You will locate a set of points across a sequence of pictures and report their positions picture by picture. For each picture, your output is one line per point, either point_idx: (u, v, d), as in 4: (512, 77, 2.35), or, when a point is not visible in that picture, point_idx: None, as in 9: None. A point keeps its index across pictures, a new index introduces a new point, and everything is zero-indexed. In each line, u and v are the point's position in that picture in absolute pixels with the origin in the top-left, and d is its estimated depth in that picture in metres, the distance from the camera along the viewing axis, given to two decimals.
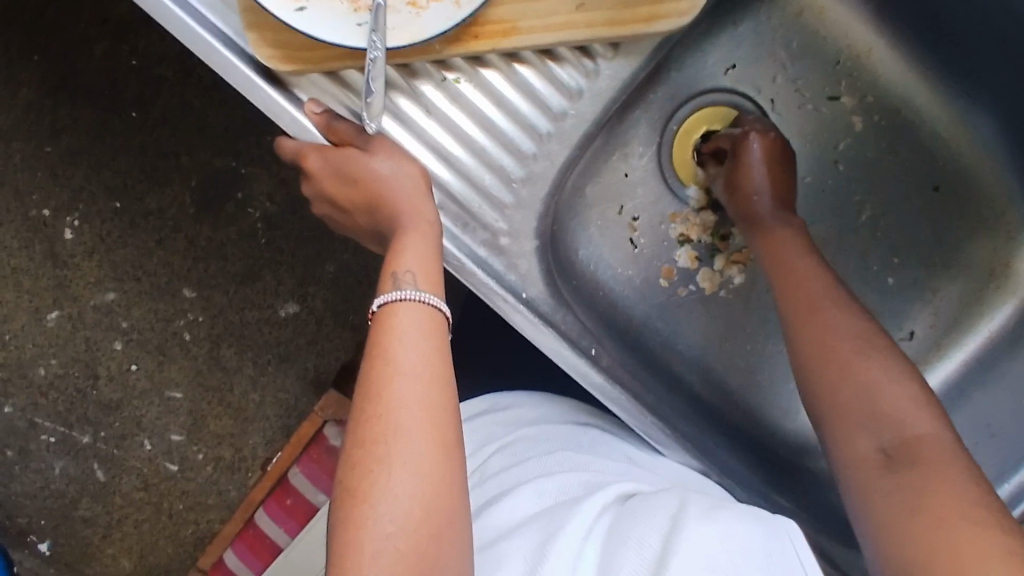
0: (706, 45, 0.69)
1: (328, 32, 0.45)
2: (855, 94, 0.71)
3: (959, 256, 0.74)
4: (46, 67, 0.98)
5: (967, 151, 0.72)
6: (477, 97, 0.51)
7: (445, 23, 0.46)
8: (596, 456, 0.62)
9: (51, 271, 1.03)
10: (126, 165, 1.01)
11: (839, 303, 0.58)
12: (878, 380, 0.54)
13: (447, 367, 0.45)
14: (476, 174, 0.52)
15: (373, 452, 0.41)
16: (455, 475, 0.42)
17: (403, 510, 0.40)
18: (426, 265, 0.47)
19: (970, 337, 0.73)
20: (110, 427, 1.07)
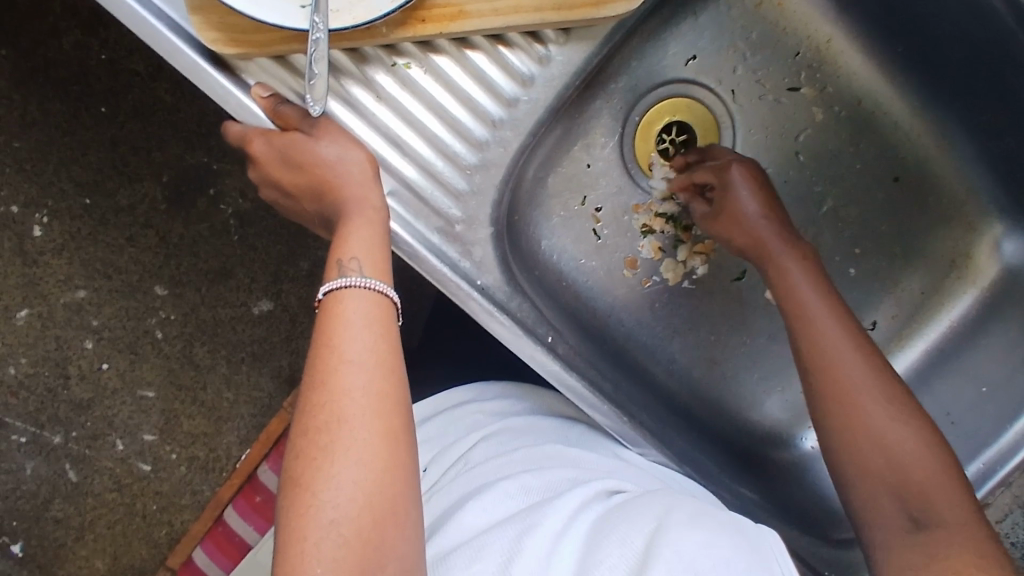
0: (667, 36, 0.69)
1: (271, 14, 0.44)
2: (815, 85, 0.72)
3: (921, 248, 0.74)
4: (15, 61, 0.96)
5: (926, 143, 0.72)
6: (428, 82, 0.51)
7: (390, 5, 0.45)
8: (583, 450, 0.61)
9: (20, 268, 1.01)
10: (97, 161, 1.00)
11: (858, 348, 0.58)
12: (907, 441, 0.55)
13: (396, 353, 0.44)
14: (428, 161, 0.52)
15: (316, 440, 0.40)
16: (402, 460, 0.41)
17: (348, 497, 0.39)
18: (373, 253, 0.46)
19: (931, 326, 0.74)
20: (82, 427, 1.06)
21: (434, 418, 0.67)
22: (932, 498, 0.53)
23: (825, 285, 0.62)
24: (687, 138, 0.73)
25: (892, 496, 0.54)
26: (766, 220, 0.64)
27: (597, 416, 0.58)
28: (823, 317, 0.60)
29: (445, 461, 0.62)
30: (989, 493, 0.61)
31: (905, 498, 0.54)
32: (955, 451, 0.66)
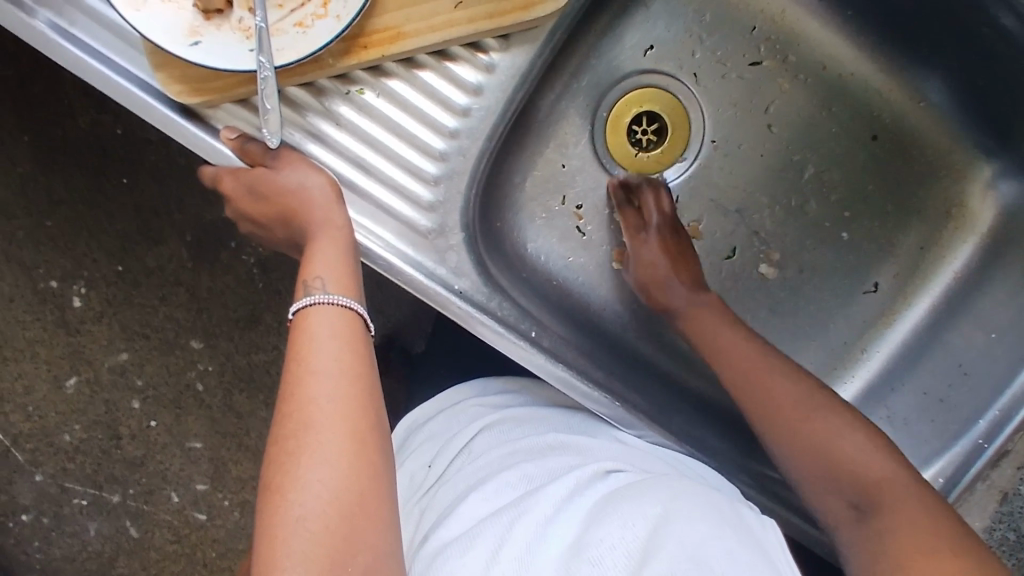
0: (622, 30, 0.71)
1: (225, 61, 0.48)
2: (777, 56, 0.72)
3: (914, 204, 0.74)
4: (38, 144, 1.04)
5: (899, 97, 0.72)
6: (383, 104, 0.53)
7: (329, 34, 0.49)
8: (580, 433, 0.62)
9: (64, 338, 1.08)
10: (124, 229, 1.06)
11: (773, 364, 0.63)
12: (837, 434, 0.59)
13: (362, 361, 0.46)
14: (392, 177, 0.54)
15: (286, 446, 0.42)
16: (372, 460, 0.43)
17: (316, 496, 0.41)
18: (336, 271, 0.49)
19: (935, 281, 0.73)
20: (137, 484, 1.11)
21: (437, 416, 0.69)
22: (883, 492, 0.56)
23: (734, 319, 0.67)
24: (659, 126, 0.73)
25: (837, 487, 0.58)
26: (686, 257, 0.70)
27: (590, 405, 0.59)
28: (764, 360, 0.63)
29: (448, 454, 0.63)
30: (1009, 439, 0.62)
31: (846, 488, 0.57)
32: (970, 402, 0.65)
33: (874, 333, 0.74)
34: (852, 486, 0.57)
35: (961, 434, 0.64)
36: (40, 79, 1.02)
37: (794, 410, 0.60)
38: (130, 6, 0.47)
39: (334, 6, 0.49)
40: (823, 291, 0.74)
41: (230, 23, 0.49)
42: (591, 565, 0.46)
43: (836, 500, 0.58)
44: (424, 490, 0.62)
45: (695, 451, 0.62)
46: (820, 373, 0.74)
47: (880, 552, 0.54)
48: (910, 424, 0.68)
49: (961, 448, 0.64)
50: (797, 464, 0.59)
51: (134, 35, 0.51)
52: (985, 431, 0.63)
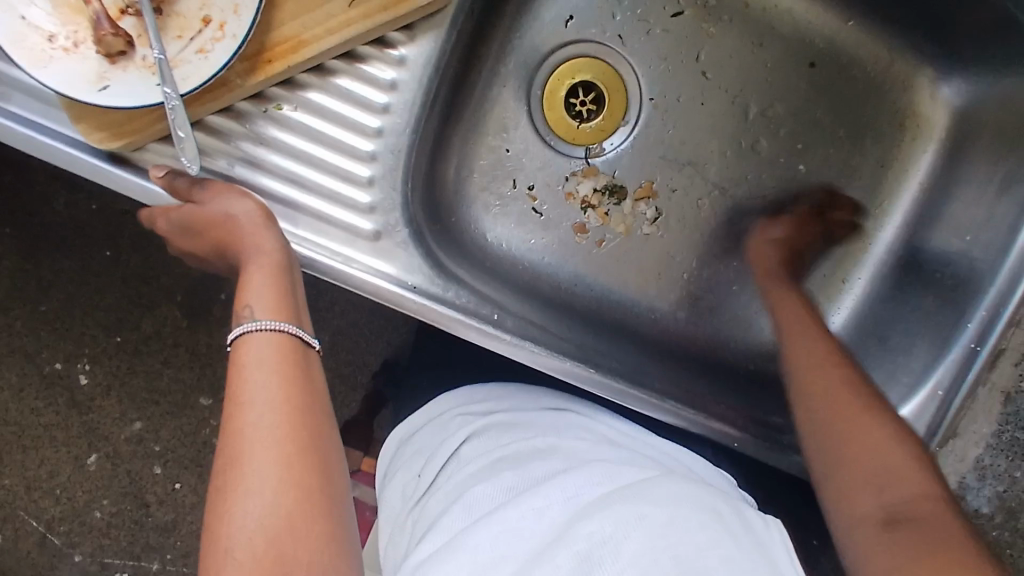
0: (538, 7, 0.71)
1: (137, 100, 0.49)
2: (697, 2, 0.71)
3: (866, 123, 0.73)
4: (20, 235, 1.06)
5: (827, 20, 0.71)
6: (302, 116, 0.54)
7: (228, 54, 0.49)
8: (565, 436, 0.61)
9: (78, 418, 1.09)
10: (118, 300, 1.08)
11: (837, 366, 0.60)
12: (883, 437, 0.54)
13: (299, 387, 0.45)
14: (327, 187, 0.54)
15: (221, 479, 0.42)
16: (312, 486, 0.42)
17: (250, 523, 0.40)
18: (265, 298, 0.49)
19: (902, 195, 0.72)
20: (173, 548, 1.12)
21: (427, 425, 0.68)
22: (921, 518, 0.49)
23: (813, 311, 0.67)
24: (597, 95, 0.73)
25: (869, 492, 0.52)
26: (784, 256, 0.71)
27: (572, 381, 0.59)
28: (813, 375, 0.60)
29: (435, 463, 0.62)
30: (1002, 338, 0.60)
31: (880, 492, 0.52)
32: (957, 302, 0.63)
33: (850, 261, 0.74)
34: (885, 488, 0.52)
35: (953, 341, 0.62)
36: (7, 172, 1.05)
37: (851, 406, 0.57)
38: (36, 64, 0.48)
39: (229, 27, 0.49)
40: (795, 230, 0.73)
41: (136, 63, 0.50)
42: (577, 563, 0.44)
43: (868, 502, 0.52)
44: (416, 503, 0.60)
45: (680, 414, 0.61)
46: None
47: (901, 564, 0.47)
48: (899, 341, 0.67)
49: (955, 357, 0.62)
50: (835, 452, 0.55)
51: (49, 94, 0.51)
52: (976, 334, 0.61)
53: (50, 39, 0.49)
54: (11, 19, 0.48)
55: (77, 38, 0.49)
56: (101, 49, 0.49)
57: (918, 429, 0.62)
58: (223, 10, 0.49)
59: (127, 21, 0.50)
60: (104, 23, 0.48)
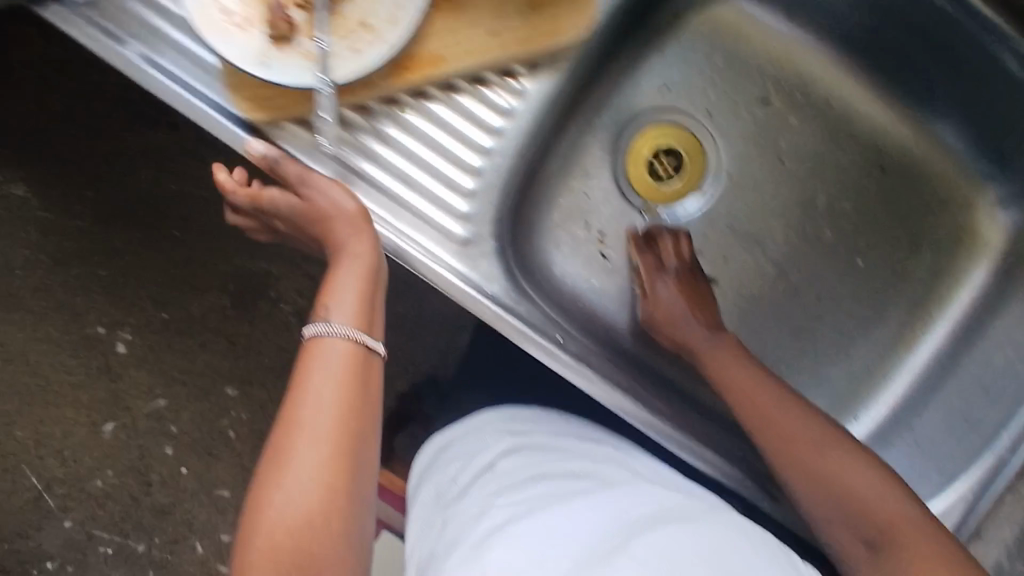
0: (640, 72, 0.76)
1: (292, 79, 0.56)
2: (784, 95, 0.77)
3: (925, 231, 0.77)
4: (97, 200, 1.11)
5: (903, 131, 0.77)
6: (425, 124, 0.59)
7: (380, 57, 0.57)
8: (601, 463, 0.63)
9: (106, 383, 1.14)
10: (172, 278, 1.13)
11: (794, 405, 0.64)
12: (849, 463, 0.60)
13: (359, 393, 0.51)
14: (433, 191, 0.60)
15: (275, 464, 0.47)
16: (348, 491, 0.47)
17: (287, 516, 0.45)
18: (348, 302, 0.54)
19: (952, 304, 0.75)
20: (163, 533, 1.15)
21: (461, 437, 0.69)
22: (901, 537, 0.56)
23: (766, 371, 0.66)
24: (677, 160, 0.78)
25: (848, 521, 0.58)
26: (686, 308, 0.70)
27: (617, 411, 0.61)
28: (779, 413, 0.63)
29: (468, 470, 0.63)
30: None
31: (860, 521, 0.58)
32: (996, 414, 0.66)
33: (894, 358, 0.76)
34: (869, 515, 0.58)
35: (986, 446, 0.65)
36: (100, 140, 1.10)
37: (818, 447, 0.61)
38: (212, 34, 0.55)
39: (384, 35, 0.57)
40: (842, 320, 0.77)
41: (296, 49, 0.57)
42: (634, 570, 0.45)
43: (852, 539, 0.58)
44: (444, 505, 0.61)
45: (720, 466, 0.64)
46: (842, 398, 0.75)
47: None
48: (934, 440, 0.69)
49: (986, 463, 0.65)
50: (810, 482, 0.60)
51: (211, 64, 0.57)
52: (1010, 444, 0.64)
53: (226, 15, 0.56)
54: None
55: (250, 19, 0.56)
56: (270, 32, 0.57)
57: None
58: (381, 19, 0.57)
59: (297, 12, 0.57)
60: (279, 11, 0.56)
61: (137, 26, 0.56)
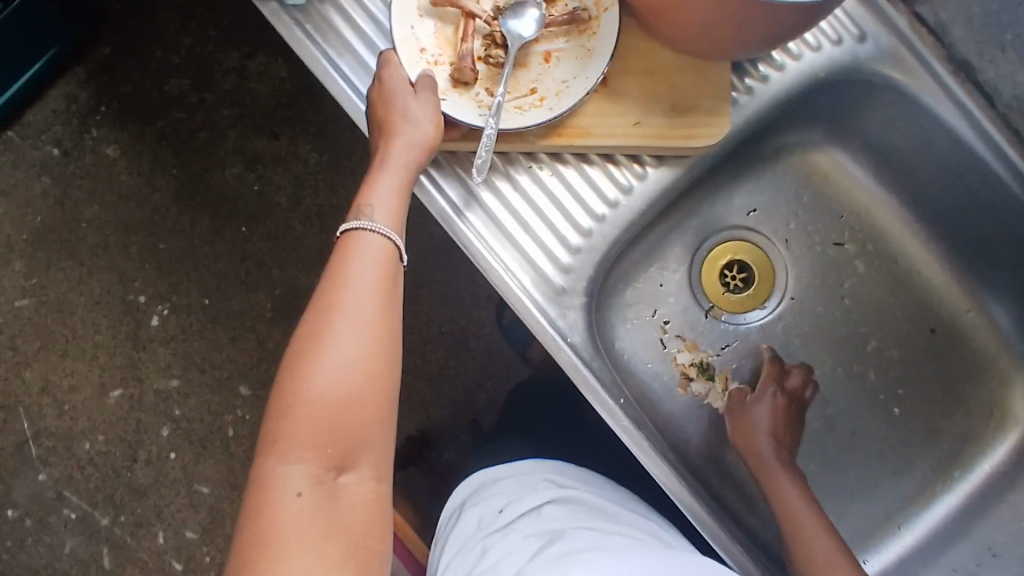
0: (733, 189, 0.84)
1: (460, 115, 0.63)
2: (857, 242, 0.84)
3: (962, 398, 0.82)
4: (183, 179, 1.21)
5: (959, 298, 0.83)
6: (553, 181, 0.67)
7: (541, 119, 0.63)
8: (644, 533, 0.65)
9: (128, 350, 1.21)
10: (224, 271, 1.21)
11: (801, 490, 0.73)
12: (836, 551, 0.69)
13: (392, 286, 0.58)
14: (542, 239, 0.67)
15: (316, 334, 0.54)
16: (380, 366, 0.55)
17: (331, 383, 0.53)
18: (389, 204, 0.60)
19: (973, 471, 0.80)
20: (129, 513, 1.21)
21: (506, 479, 0.70)
22: None
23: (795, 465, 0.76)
24: (747, 275, 0.85)
25: None
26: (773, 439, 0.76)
27: (666, 487, 0.65)
28: (810, 527, 0.71)
29: (517, 506, 0.65)
30: None
31: None
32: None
33: (910, 510, 0.79)
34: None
35: None
36: (208, 130, 1.21)
37: (816, 530, 0.71)
38: (407, 63, 0.63)
39: (549, 103, 0.64)
40: (867, 461, 0.80)
41: (469, 94, 0.64)
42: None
43: None
44: (488, 534, 0.63)
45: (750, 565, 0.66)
46: (855, 535, 0.78)
47: None
48: None
49: None
50: (800, 552, 0.70)
51: None
52: None
53: (421, 51, 0.64)
54: (405, 28, 0.64)
55: (440, 59, 0.65)
56: (452, 75, 0.64)
57: None
58: (548, 90, 0.65)
59: (479, 65, 0.65)
60: (467, 60, 0.63)
61: (335, 40, 0.66)
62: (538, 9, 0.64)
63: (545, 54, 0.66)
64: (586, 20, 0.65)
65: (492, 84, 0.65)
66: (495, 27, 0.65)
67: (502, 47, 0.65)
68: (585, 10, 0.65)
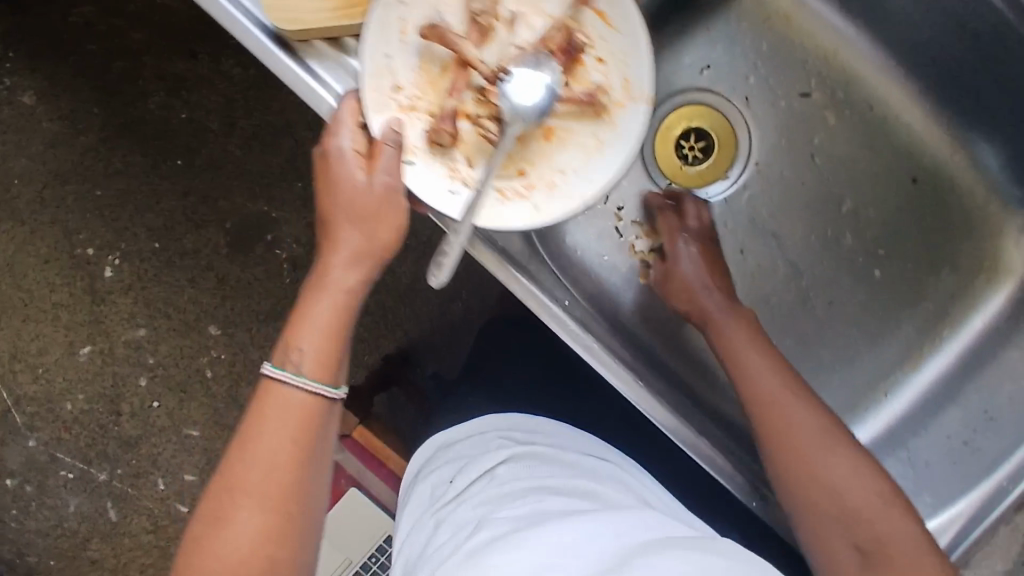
0: (681, 48, 0.74)
1: (430, 194, 0.56)
2: (826, 92, 0.75)
3: (951, 251, 0.75)
4: (105, 117, 1.06)
5: (941, 145, 0.74)
6: (460, 62, 0.58)
7: (527, 209, 0.57)
8: (607, 486, 0.58)
9: (87, 306, 1.08)
10: (169, 209, 1.07)
11: (794, 393, 0.60)
12: (847, 470, 0.56)
13: (305, 453, 0.51)
14: (462, 137, 0.58)
15: (223, 500, 0.50)
16: (286, 537, 0.50)
17: (235, 547, 0.49)
18: (319, 344, 0.53)
19: (963, 331, 0.74)
20: (126, 465, 1.10)
21: (467, 439, 0.66)
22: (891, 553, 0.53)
23: (773, 353, 0.62)
24: (706, 144, 0.76)
25: (839, 528, 0.55)
26: (706, 291, 0.66)
27: (624, 394, 0.59)
28: (756, 368, 0.61)
29: (469, 474, 0.60)
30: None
31: (849, 527, 0.55)
32: (993, 447, 0.64)
33: (898, 376, 0.74)
34: (857, 522, 0.55)
35: (980, 478, 0.63)
36: (121, 57, 1.05)
37: (818, 441, 0.57)
38: (375, 106, 0.54)
39: (536, 196, 0.58)
40: (850, 332, 0.75)
41: (445, 160, 0.57)
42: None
43: (840, 544, 0.55)
44: (443, 507, 0.58)
45: (721, 463, 0.61)
46: (840, 411, 0.74)
47: None
48: (930, 466, 0.66)
49: (983, 491, 0.62)
50: (802, 471, 0.57)
51: None
52: (1010, 474, 0.62)
53: (393, 89, 0.55)
54: (378, 56, 0.54)
55: (416, 104, 0.57)
56: (428, 133, 0.57)
57: None
58: (541, 177, 0.59)
59: (466, 124, 0.58)
60: (446, 121, 0.57)
61: None
62: (546, 71, 0.59)
63: (546, 130, 0.60)
64: (605, 103, 0.58)
65: (474, 153, 0.58)
66: (492, 87, 0.58)
67: (496, 114, 0.58)
68: (607, 91, 0.59)
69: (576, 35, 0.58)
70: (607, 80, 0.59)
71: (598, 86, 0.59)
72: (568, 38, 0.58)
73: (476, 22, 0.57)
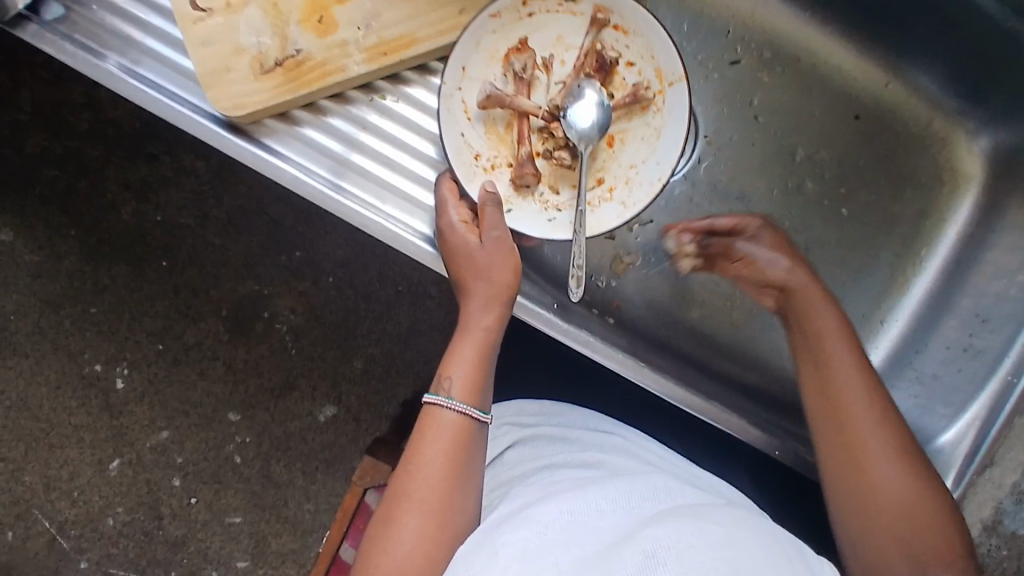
0: None
1: (532, 228, 0.61)
2: (753, 53, 0.78)
3: (907, 171, 0.78)
4: (83, 238, 1.07)
5: (876, 76, 0.78)
6: (402, 107, 0.62)
7: (615, 211, 0.62)
8: (618, 455, 0.61)
9: (108, 422, 1.08)
10: (164, 309, 1.08)
11: (865, 385, 0.60)
12: (899, 474, 0.57)
13: (464, 458, 0.54)
14: (416, 172, 0.61)
15: (391, 509, 0.53)
16: (449, 539, 0.51)
17: (401, 552, 0.50)
18: (464, 375, 0.57)
19: (940, 242, 0.77)
20: (180, 565, 1.09)
21: None
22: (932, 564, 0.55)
23: (850, 330, 0.63)
24: None
25: (888, 533, 0.57)
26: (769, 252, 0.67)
27: (630, 377, 0.62)
28: (840, 351, 0.61)
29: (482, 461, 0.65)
30: None
31: (898, 536, 0.57)
32: (993, 344, 0.68)
33: (891, 300, 0.77)
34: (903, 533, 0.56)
35: (990, 375, 0.67)
36: (85, 177, 1.07)
37: (872, 442, 0.58)
38: (466, 176, 0.61)
39: (619, 194, 0.62)
40: (836, 271, 0.77)
41: (534, 196, 0.62)
42: (642, 557, 0.42)
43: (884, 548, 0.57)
44: None
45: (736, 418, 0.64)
46: None
47: None
48: (939, 377, 0.70)
49: (989, 393, 0.66)
50: (858, 472, 0.58)
51: (188, 70, 0.59)
52: (1012, 368, 0.66)
53: (476, 157, 0.62)
54: (455, 137, 0.60)
55: (496, 162, 0.62)
56: (512, 179, 0.62)
57: (956, 455, 0.64)
58: (616, 177, 0.63)
59: (539, 161, 0.63)
60: (526, 164, 0.62)
61: (114, 40, 0.59)
62: (594, 91, 0.62)
63: (610, 138, 0.63)
64: (648, 96, 0.62)
65: (556, 181, 0.63)
66: (554, 123, 0.62)
67: (565, 143, 0.62)
68: (648, 86, 0.62)
69: (604, 52, 0.62)
70: (643, 78, 0.63)
71: (636, 84, 0.62)
72: (597, 57, 0.62)
73: (521, 78, 0.62)
